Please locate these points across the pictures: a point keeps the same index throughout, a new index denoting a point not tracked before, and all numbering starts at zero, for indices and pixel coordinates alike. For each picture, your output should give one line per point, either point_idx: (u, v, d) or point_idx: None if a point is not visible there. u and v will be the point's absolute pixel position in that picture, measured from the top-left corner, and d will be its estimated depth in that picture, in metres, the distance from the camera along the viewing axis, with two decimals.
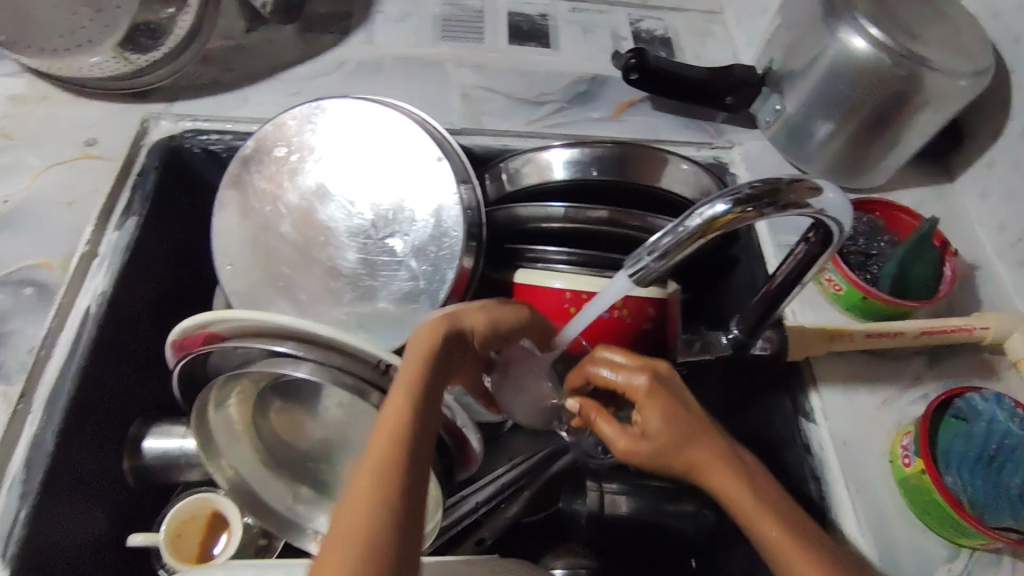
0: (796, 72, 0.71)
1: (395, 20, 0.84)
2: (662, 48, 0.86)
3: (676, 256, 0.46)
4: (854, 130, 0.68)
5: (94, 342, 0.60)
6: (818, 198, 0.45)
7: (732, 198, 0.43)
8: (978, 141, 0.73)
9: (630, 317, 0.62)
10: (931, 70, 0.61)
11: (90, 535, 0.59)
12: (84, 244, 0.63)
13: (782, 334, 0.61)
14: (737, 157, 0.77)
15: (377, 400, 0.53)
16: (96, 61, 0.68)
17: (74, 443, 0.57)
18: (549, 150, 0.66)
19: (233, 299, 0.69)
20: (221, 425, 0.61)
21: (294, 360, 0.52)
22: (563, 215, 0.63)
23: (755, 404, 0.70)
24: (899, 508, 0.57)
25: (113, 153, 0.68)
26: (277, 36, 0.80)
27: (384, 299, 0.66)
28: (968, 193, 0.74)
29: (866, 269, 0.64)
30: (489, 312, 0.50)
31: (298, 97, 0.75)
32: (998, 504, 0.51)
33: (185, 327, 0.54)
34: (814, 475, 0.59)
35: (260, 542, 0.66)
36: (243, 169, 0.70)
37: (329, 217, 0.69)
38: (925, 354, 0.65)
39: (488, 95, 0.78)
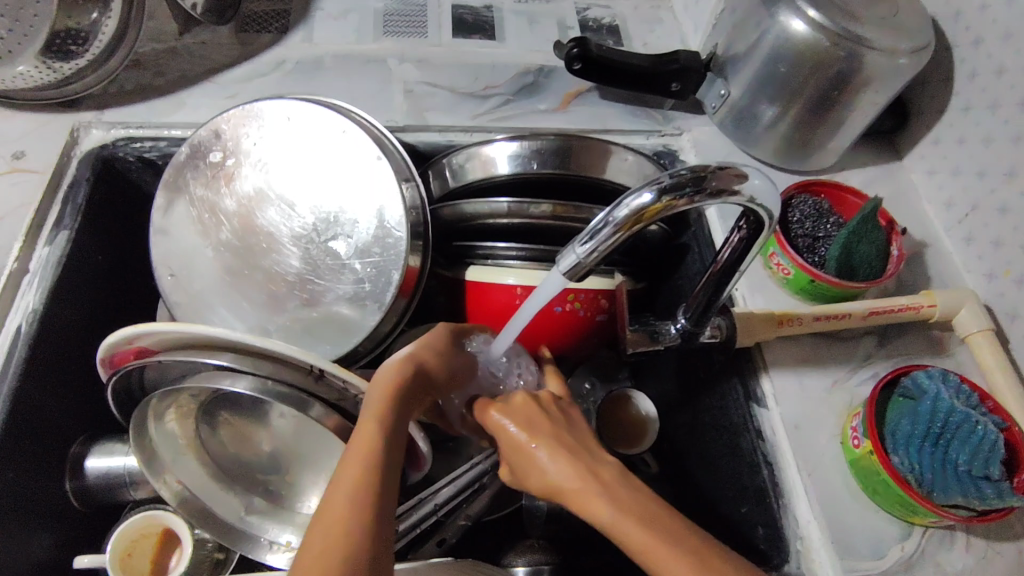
0: (738, 56, 0.70)
1: (335, 17, 0.83)
2: (609, 36, 0.85)
3: (607, 249, 0.45)
4: (798, 113, 0.67)
5: (26, 363, 0.58)
6: (744, 184, 0.44)
7: (657, 187, 0.43)
8: (923, 118, 0.73)
9: (583, 308, 0.65)
10: (869, 49, 0.60)
11: (32, 562, 0.57)
12: (13, 261, 0.61)
13: (731, 321, 0.60)
14: (687, 144, 0.77)
15: (317, 411, 0.52)
16: (22, 70, 0.66)
17: (9, 469, 0.55)
18: (491, 145, 0.64)
19: (176, 310, 0.67)
20: (164, 440, 0.60)
21: (229, 373, 0.51)
22: (506, 211, 0.62)
23: (710, 390, 0.70)
24: (851, 489, 0.57)
25: (42, 166, 0.66)
26: (212, 38, 0.78)
27: (329, 303, 0.65)
28: (917, 171, 0.74)
29: (814, 251, 0.64)
30: (441, 350, 0.53)
31: (235, 99, 0.73)
32: (944, 480, 0.51)
33: (114, 343, 0.53)
34: (766, 461, 0.59)
35: (216, 556, 0.64)
36: (180, 176, 0.68)
37: (270, 221, 0.67)
38: (875, 333, 0.65)
39: (431, 91, 0.77)
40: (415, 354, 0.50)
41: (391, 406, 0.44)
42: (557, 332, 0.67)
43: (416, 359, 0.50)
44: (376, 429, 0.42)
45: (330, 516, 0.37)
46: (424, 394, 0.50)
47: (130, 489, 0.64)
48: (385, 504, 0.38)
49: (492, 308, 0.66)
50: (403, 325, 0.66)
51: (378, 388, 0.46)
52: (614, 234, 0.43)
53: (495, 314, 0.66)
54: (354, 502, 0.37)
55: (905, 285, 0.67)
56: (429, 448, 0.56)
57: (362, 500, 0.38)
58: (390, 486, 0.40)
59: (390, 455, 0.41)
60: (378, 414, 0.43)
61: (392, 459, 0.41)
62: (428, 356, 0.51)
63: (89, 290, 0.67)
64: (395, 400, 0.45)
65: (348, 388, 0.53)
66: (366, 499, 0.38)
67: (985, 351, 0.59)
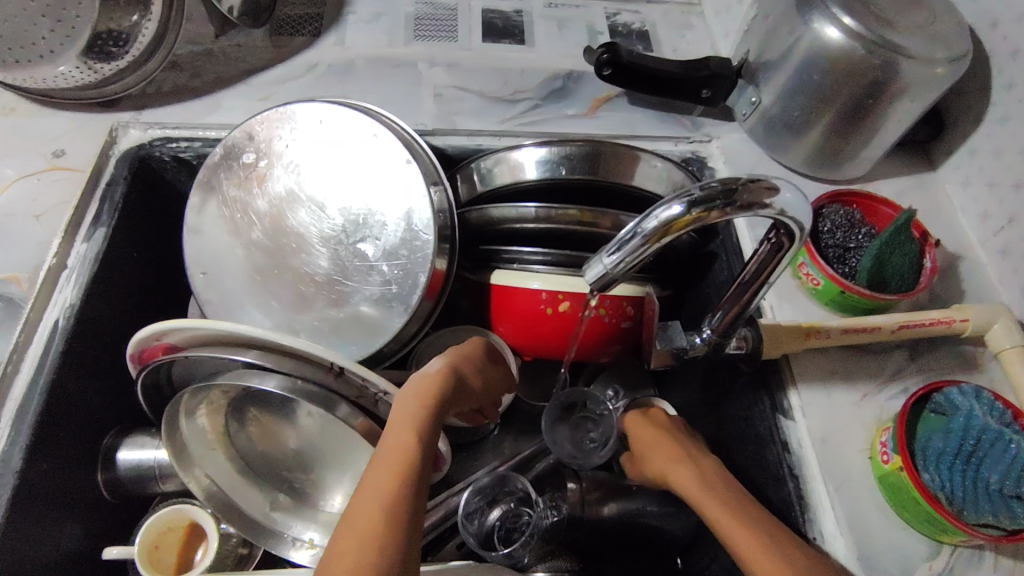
0: (771, 64, 0.69)
1: (367, 21, 0.84)
2: (639, 42, 0.85)
3: (635, 261, 0.45)
4: (830, 121, 0.67)
5: (62, 356, 0.59)
6: (775, 197, 0.44)
7: (688, 200, 0.43)
8: (959, 128, 0.72)
9: (609, 315, 0.65)
10: (905, 58, 0.59)
11: (64, 551, 0.59)
12: (52, 257, 0.63)
13: (757, 332, 0.60)
14: (716, 151, 0.76)
15: (345, 412, 0.52)
16: (62, 70, 0.68)
17: (44, 458, 0.57)
18: (519, 150, 0.65)
19: (207, 307, 0.69)
20: (194, 435, 0.61)
21: (259, 372, 0.52)
22: (534, 216, 0.62)
23: (737, 401, 0.69)
24: (879, 506, 0.56)
25: (82, 164, 0.68)
26: (247, 40, 0.79)
27: (357, 303, 0.66)
28: (951, 182, 0.73)
29: (845, 262, 0.63)
30: (478, 361, 0.56)
31: (268, 101, 0.74)
32: (977, 499, 0.50)
33: (142, 339, 0.54)
34: (792, 474, 0.59)
35: (240, 551, 0.65)
36: (213, 175, 0.69)
37: (301, 222, 0.68)
38: (907, 347, 0.64)
39: (460, 94, 0.77)
40: (447, 365, 0.52)
41: (422, 415, 0.46)
42: (583, 338, 0.67)
43: (450, 369, 0.51)
44: (410, 437, 0.44)
45: (363, 516, 0.39)
46: (456, 401, 0.52)
47: (159, 481, 0.65)
48: (412, 512, 0.40)
49: (518, 311, 0.67)
50: (428, 327, 0.67)
51: (409, 398, 0.48)
52: (643, 245, 0.43)
53: (521, 317, 0.67)
54: (387, 502, 0.40)
55: (937, 298, 0.66)
56: (447, 448, 0.57)
57: (393, 512, 0.40)
58: (419, 493, 0.42)
59: (419, 466, 0.43)
60: (415, 417, 0.46)
61: (422, 465, 0.43)
62: (460, 367, 0.53)
63: (125, 286, 0.69)
64: (427, 410, 0.47)
65: (368, 384, 0.54)
66: (395, 509, 0.40)
67: (1019, 368, 0.58)
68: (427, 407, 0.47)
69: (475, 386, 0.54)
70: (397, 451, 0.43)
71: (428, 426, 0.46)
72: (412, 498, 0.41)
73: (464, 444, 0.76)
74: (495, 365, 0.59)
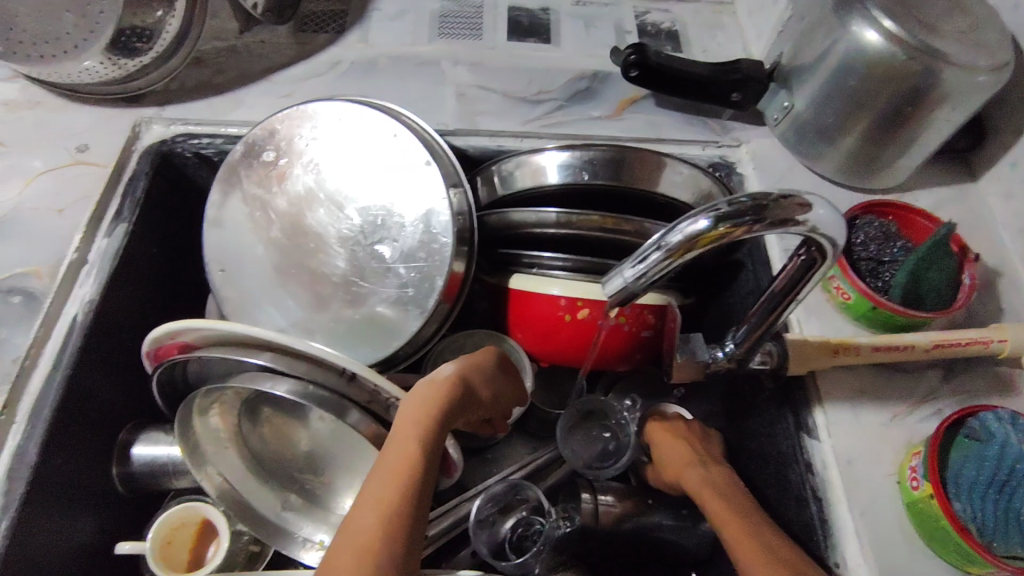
0: (805, 67, 0.67)
1: (391, 18, 0.83)
2: (668, 42, 0.83)
3: (656, 275, 0.43)
4: (867, 129, 0.64)
5: (80, 351, 0.60)
6: (808, 214, 0.42)
7: (714, 214, 0.41)
8: (1003, 138, 0.68)
9: (629, 323, 0.63)
10: (949, 65, 0.56)
11: (77, 545, 0.60)
12: (72, 252, 0.63)
13: (783, 347, 0.58)
14: (745, 157, 0.74)
15: (356, 418, 0.52)
16: (87, 66, 0.68)
17: (60, 453, 0.57)
18: (541, 153, 0.63)
19: (224, 305, 0.69)
20: (207, 434, 0.61)
21: (271, 375, 0.51)
22: (555, 222, 0.60)
23: (760, 416, 0.67)
24: (906, 533, 0.53)
25: (104, 160, 0.68)
26: (271, 37, 0.79)
27: (373, 305, 0.65)
28: (994, 194, 0.69)
29: (878, 276, 0.61)
30: (490, 369, 0.55)
31: (289, 98, 0.74)
32: (1007, 531, 0.48)
33: (157, 337, 0.54)
34: (815, 496, 0.57)
35: (251, 549, 0.64)
36: (233, 172, 0.69)
37: (319, 222, 0.68)
38: (941, 367, 0.61)
39: (483, 94, 0.76)
40: (457, 373, 0.51)
41: (429, 425, 0.45)
42: (602, 347, 0.65)
43: (459, 377, 0.50)
44: (413, 447, 0.44)
45: (359, 529, 0.39)
46: (465, 410, 0.51)
47: (173, 477, 0.66)
48: (410, 526, 0.40)
49: (536, 318, 0.65)
50: (445, 330, 0.66)
51: (415, 406, 0.47)
52: (665, 259, 0.42)
53: (539, 323, 0.65)
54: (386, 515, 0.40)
55: (974, 316, 0.63)
56: (459, 454, 0.55)
57: (392, 525, 0.40)
58: (418, 506, 0.41)
59: (421, 480, 0.43)
60: (420, 425, 0.45)
61: (424, 476, 0.43)
62: (470, 376, 0.52)
63: (144, 282, 0.69)
64: (434, 418, 0.46)
65: (379, 389, 0.53)
66: (394, 523, 0.40)
67: None
68: (434, 417, 0.46)
69: (484, 394, 0.53)
70: (399, 460, 0.43)
71: (434, 437, 0.45)
72: (412, 512, 0.41)
73: (478, 448, 0.75)
74: (508, 372, 0.58)
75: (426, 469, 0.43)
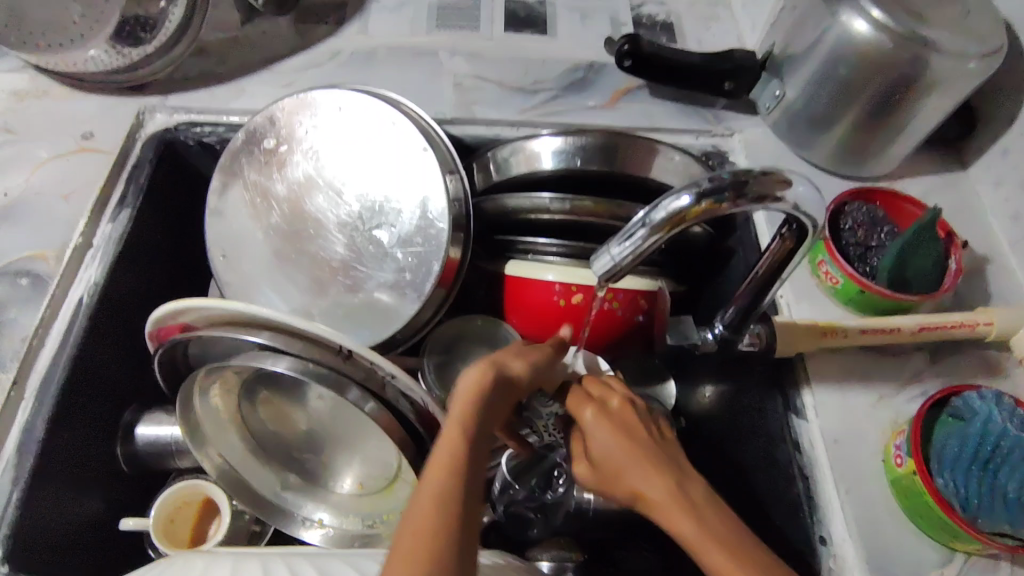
0: (796, 56, 0.68)
1: (390, 9, 0.84)
2: (663, 34, 0.84)
3: (642, 251, 0.44)
4: (856, 117, 0.65)
5: (86, 332, 0.61)
6: (787, 191, 0.43)
7: (696, 190, 0.42)
8: (992, 126, 0.69)
9: (622, 308, 0.64)
10: (936, 52, 0.57)
11: (83, 521, 0.61)
12: (78, 236, 0.64)
13: (771, 329, 0.58)
14: (738, 145, 0.75)
15: (355, 396, 0.53)
16: (93, 54, 0.70)
17: (67, 430, 0.59)
18: (537, 140, 0.64)
19: (226, 289, 0.70)
20: (207, 415, 0.62)
21: (272, 353, 0.53)
22: (549, 207, 0.61)
23: (751, 398, 0.68)
24: (890, 509, 0.55)
25: (109, 147, 0.70)
26: (272, 28, 0.80)
27: (372, 289, 0.67)
28: (983, 182, 0.70)
29: (866, 261, 0.62)
30: (531, 356, 0.50)
31: (290, 88, 0.75)
32: (991, 507, 0.49)
33: (159, 317, 0.56)
34: (802, 474, 0.58)
35: (253, 528, 0.66)
36: (234, 159, 0.71)
37: (319, 208, 0.69)
38: (927, 349, 0.62)
39: (480, 84, 0.77)
40: (493, 363, 0.47)
41: (466, 430, 0.42)
42: (596, 332, 0.66)
43: (496, 367, 0.47)
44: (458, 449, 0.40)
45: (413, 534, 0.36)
46: (509, 401, 0.47)
47: (176, 457, 0.67)
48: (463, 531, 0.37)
49: (531, 303, 0.66)
50: (442, 314, 0.67)
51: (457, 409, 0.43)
52: (650, 235, 0.43)
53: (533, 309, 0.66)
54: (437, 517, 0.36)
55: (962, 300, 0.64)
56: None
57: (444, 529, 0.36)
58: (470, 510, 0.38)
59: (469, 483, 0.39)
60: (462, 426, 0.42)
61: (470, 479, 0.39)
62: (509, 363, 0.48)
63: (148, 266, 0.71)
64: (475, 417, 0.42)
65: (375, 367, 0.54)
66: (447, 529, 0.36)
67: None
68: (470, 418, 0.42)
69: (523, 385, 0.48)
70: (446, 463, 0.39)
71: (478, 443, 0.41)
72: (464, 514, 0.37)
73: None
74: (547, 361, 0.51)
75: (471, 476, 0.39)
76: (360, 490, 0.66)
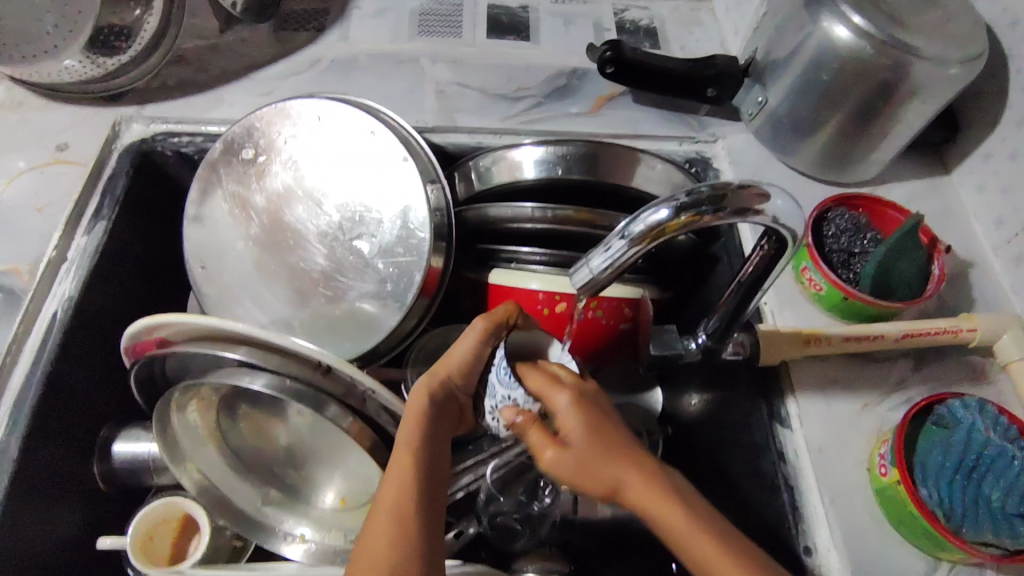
0: (778, 62, 0.68)
1: (371, 16, 0.83)
2: (646, 39, 0.84)
3: (622, 264, 0.44)
4: (838, 123, 0.65)
5: (60, 348, 0.60)
6: (766, 204, 0.43)
7: (674, 204, 0.42)
8: (974, 130, 0.69)
9: (606, 316, 0.64)
10: (917, 59, 0.57)
11: (59, 540, 0.60)
12: (52, 250, 0.63)
13: (754, 337, 0.58)
14: (721, 151, 0.75)
15: (334, 412, 0.52)
16: (67, 65, 0.69)
17: (41, 449, 0.58)
18: (518, 149, 0.64)
19: (205, 301, 0.69)
20: (186, 431, 0.61)
21: (249, 369, 0.52)
22: (531, 216, 0.61)
23: (735, 407, 0.68)
24: (875, 520, 0.54)
25: (84, 158, 0.69)
26: (251, 36, 0.79)
27: (353, 300, 0.66)
28: (965, 186, 0.70)
29: (849, 267, 0.62)
30: (463, 345, 0.50)
31: (270, 96, 0.75)
32: (977, 516, 0.49)
33: (135, 332, 0.55)
34: (787, 484, 0.58)
35: (234, 544, 0.66)
36: (213, 170, 0.70)
37: (298, 218, 0.68)
38: (912, 356, 0.62)
39: (463, 91, 0.77)
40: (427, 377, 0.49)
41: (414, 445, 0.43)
42: (581, 341, 0.66)
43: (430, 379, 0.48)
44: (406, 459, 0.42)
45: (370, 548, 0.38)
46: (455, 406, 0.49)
47: (154, 474, 0.66)
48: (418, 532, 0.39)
49: None
50: (424, 324, 0.66)
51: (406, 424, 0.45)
52: (629, 248, 0.42)
53: None
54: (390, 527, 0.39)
55: (945, 306, 0.64)
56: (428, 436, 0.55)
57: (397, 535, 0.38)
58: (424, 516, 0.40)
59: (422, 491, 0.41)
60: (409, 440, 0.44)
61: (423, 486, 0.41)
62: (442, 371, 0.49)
63: (124, 279, 0.69)
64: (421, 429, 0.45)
65: (354, 382, 0.53)
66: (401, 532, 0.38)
67: None
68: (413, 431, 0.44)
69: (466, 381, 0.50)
70: (397, 475, 0.41)
71: (426, 471, 0.42)
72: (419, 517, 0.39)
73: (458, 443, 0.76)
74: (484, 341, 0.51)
75: (421, 481, 0.41)
76: (342, 505, 0.65)
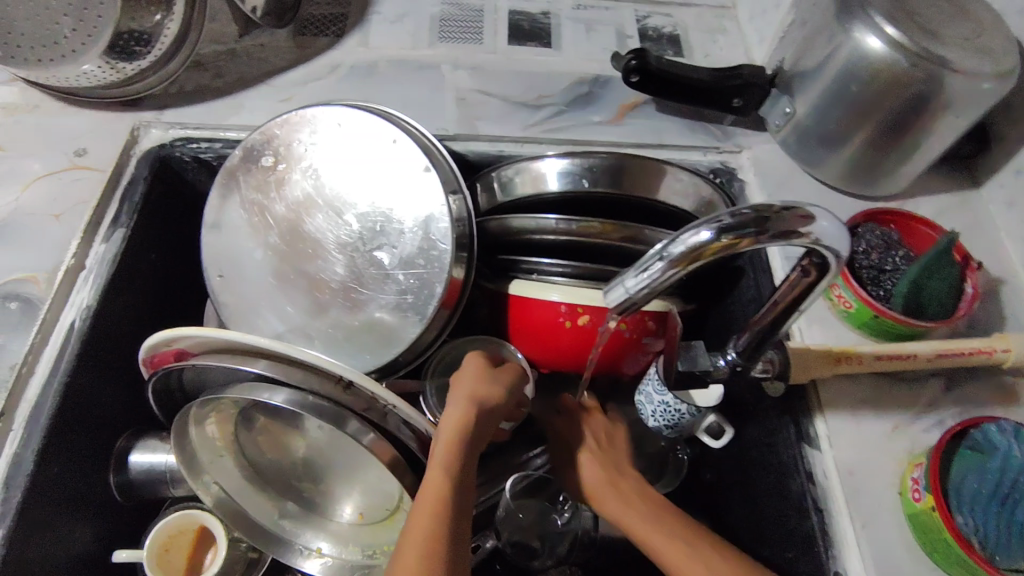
0: (807, 73, 0.66)
1: (390, 21, 0.82)
2: (669, 47, 0.82)
3: (659, 284, 0.43)
4: (869, 136, 0.64)
5: (76, 358, 0.59)
6: (811, 226, 0.42)
7: (716, 226, 0.41)
8: (1005, 144, 0.68)
9: (630, 330, 0.62)
10: (953, 72, 0.56)
11: (74, 553, 0.59)
12: (70, 257, 0.63)
13: (784, 355, 0.57)
14: (747, 162, 0.74)
15: (355, 428, 0.51)
16: (86, 70, 0.67)
17: (57, 461, 0.57)
18: (543, 160, 0.63)
19: (223, 311, 0.69)
20: (202, 444, 0.60)
21: (270, 385, 0.51)
22: (554, 229, 0.59)
23: (761, 425, 0.67)
24: (907, 546, 0.53)
25: (102, 164, 0.68)
26: (270, 40, 0.78)
27: (372, 311, 0.65)
28: (996, 201, 0.69)
29: (879, 285, 0.60)
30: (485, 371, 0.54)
31: (289, 103, 0.74)
32: (1011, 545, 0.47)
33: (154, 344, 0.54)
34: (816, 507, 0.56)
35: (248, 556, 0.67)
36: (232, 178, 0.69)
37: (318, 227, 0.67)
38: (942, 375, 0.61)
39: (484, 99, 0.76)
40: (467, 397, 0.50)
41: (453, 461, 0.45)
42: (603, 355, 0.65)
43: (467, 400, 0.50)
44: (442, 480, 0.44)
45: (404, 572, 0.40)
46: (490, 425, 0.51)
47: (170, 485, 0.65)
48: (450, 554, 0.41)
49: (537, 324, 0.64)
50: (444, 336, 0.65)
51: (445, 437, 0.47)
52: (668, 269, 0.41)
53: (537, 329, 0.65)
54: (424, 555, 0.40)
55: (977, 324, 0.63)
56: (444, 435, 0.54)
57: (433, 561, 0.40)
58: (456, 539, 0.42)
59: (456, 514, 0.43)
60: (446, 456, 0.46)
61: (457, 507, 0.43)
62: (477, 389, 0.51)
63: (142, 287, 0.69)
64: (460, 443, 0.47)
65: (377, 397, 0.52)
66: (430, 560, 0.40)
67: None
68: (455, 446, 0.46)
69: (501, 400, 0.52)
70: (436, 488, 0.44)
71: (461, 487, 0.45)
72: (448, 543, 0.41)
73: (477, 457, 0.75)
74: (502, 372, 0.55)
75: (459, 503, 0.44)
76: (360, 520, 0.64)
